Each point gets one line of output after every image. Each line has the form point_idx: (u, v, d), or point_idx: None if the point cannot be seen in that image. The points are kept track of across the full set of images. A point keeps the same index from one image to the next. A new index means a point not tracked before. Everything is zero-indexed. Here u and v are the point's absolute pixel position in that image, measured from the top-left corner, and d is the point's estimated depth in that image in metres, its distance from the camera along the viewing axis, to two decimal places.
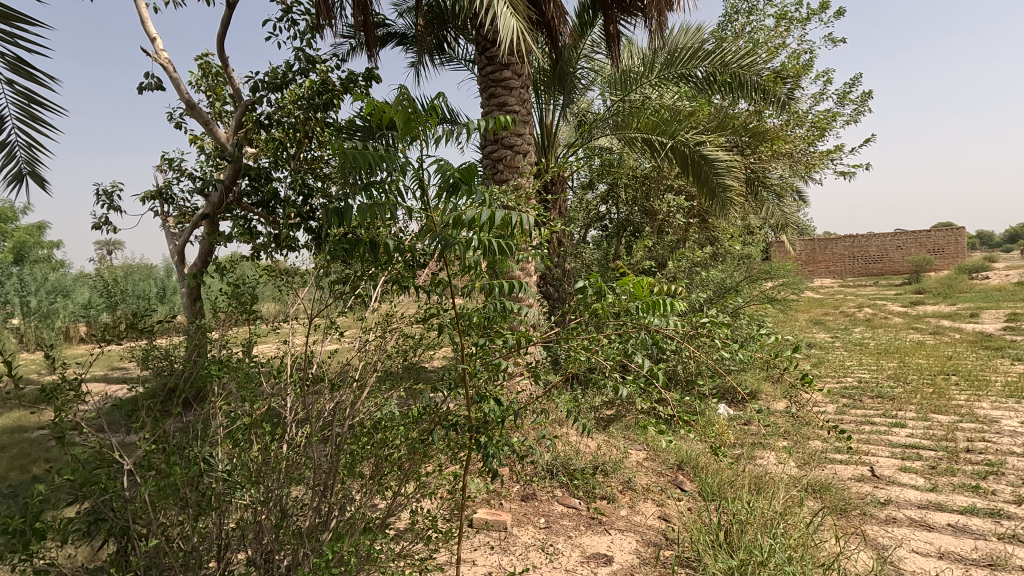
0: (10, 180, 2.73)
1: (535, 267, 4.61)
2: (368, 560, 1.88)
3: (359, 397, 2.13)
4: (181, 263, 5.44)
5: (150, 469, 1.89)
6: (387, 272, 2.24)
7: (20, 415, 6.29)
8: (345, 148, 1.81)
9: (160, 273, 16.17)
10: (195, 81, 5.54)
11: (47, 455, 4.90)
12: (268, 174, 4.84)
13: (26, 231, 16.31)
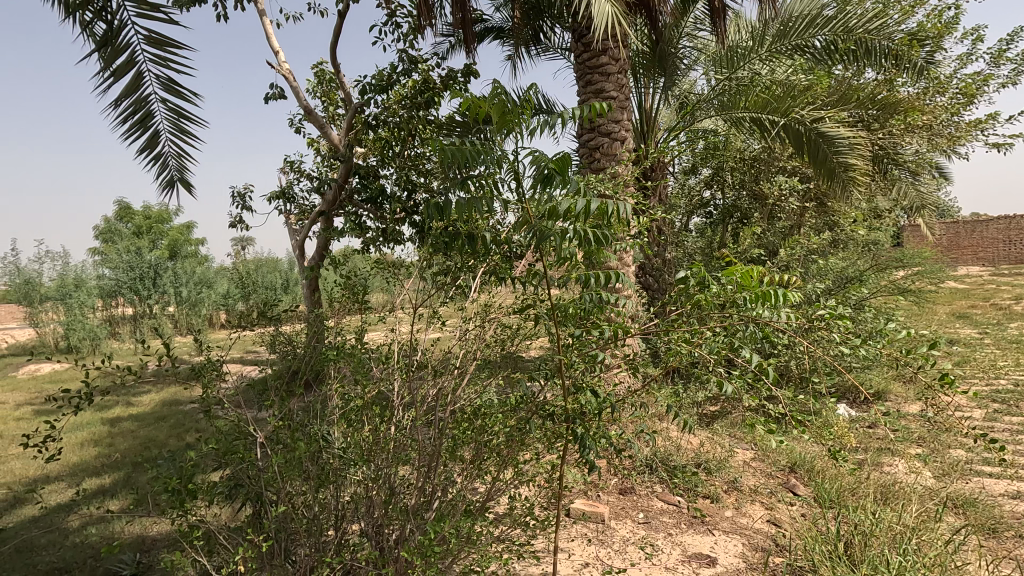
0: (164, 187, 3.14)
1: (633, 257, 4.50)
2: (467, 542, 1.93)
3: (460, 383, 2.20)
4: (301, 256, 5.95)
5: (278, 441, 2.10)
6: (485, 263, 2.28)
7: (174, 390, 7.25)
8: (443, 144, 1.87)
9: (285, 267, 17.83)
10: (312, 88, 6.01)
11: (197, 426, 5.63)
12: (376, 171, 5.12)
13: (177, 231, 18.68)
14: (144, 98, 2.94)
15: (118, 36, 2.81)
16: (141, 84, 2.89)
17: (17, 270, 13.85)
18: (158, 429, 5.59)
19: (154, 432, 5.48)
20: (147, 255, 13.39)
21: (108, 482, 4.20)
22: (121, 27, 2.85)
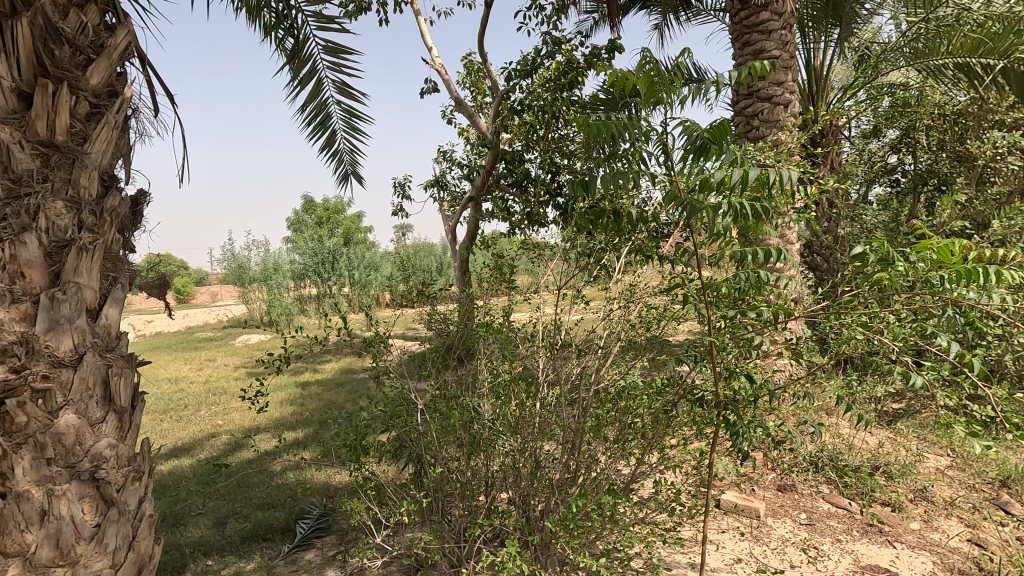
0: (341, 180, 3.58)
1: (797, 234, 4.07)
2: (611, 520, 1.93)
3: (604, 363, 2.19)
4: (453, 240, 6.35)
5: (435, 409, 2.29)
6: (630, 241, 2.22)
7: (350, 360, 8.25)
8: (588, 122, 1.86)
9: (439, 251, 19.18)
10: (462, 79, 6.32)
11: (369, 393, 6.35)
12: (521, 156, 5.21)
13: (349, 220, 21.05)
14: (323, 103, 3.35)
15: (303, 49, 3.22)
16: (321, 90, 3.30)
17: (233, 256, 16.72)
18: (338, 393, 6.42)
19: (335, 395, 6.30)
20: (327, 242, 15.30)
21: (301, 436, 4.95)
22: (305, 41, 3.25)
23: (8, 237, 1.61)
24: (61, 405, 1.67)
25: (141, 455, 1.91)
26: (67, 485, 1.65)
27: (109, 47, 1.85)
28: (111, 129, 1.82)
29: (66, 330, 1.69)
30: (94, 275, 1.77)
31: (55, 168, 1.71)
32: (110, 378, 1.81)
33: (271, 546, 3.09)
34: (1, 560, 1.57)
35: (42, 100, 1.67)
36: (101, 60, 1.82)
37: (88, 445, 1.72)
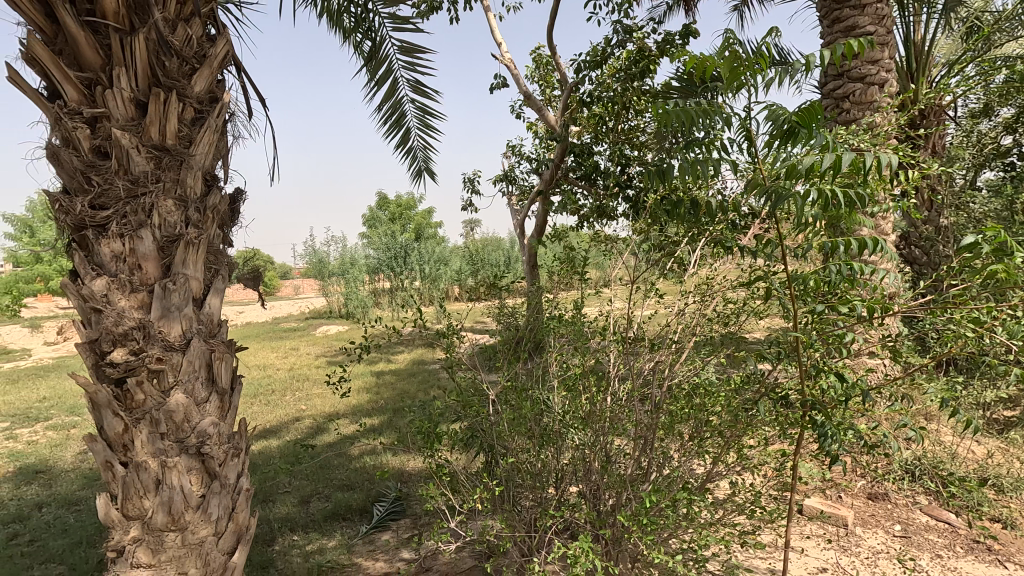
0: (414, 176, 3.70)
1: (892, 225, 3.77)
2: (685, 519, 1.89)
3: (678, 359, 2.13)
4: (521, 234, 6.39)
5: (506, 400, 2.31)
6: (707, 233, 2.13)
7: (422, 351, 8.52)
8: (664, 110, 1.81)
9: (507, 245, 19.36)
10: (530, 73, 6.32)
11: (439, 383, 6.53)
12: (590, 149, 5.16)
13: (420, 216, 21.66)
14: (398, 101, 3.47)
15: (380, 51, 3.35)
16: (396, 89, 3.42)
17: (313, 251, 17.66)
18: (410, 383, 6.65)
19: (407, 385, 6.54)
20: (399, 237, 15.84)
21: (377, 422, 5.17)
22: (382, 42, 3.37)
23: (129, 235, 1.79)
24: (173, 384, 1.84)
25: (240, 433, 2.06)
26: (178, 457, 1.83)
27: (210, 55, 1.97)
28: (212, 132, 1.97)
29: (175, 318, 1.85)
30: (198, 267, 1.92)
31: (165, 169, 1.86)
32: (213, 361, 1.96)
33: (351, 526, 3.26)
34: (126, 521, 1.80)
35: (155, 108, 1.81)
36: (203, 67, 1.95)
37: (195, 423, 1.87)
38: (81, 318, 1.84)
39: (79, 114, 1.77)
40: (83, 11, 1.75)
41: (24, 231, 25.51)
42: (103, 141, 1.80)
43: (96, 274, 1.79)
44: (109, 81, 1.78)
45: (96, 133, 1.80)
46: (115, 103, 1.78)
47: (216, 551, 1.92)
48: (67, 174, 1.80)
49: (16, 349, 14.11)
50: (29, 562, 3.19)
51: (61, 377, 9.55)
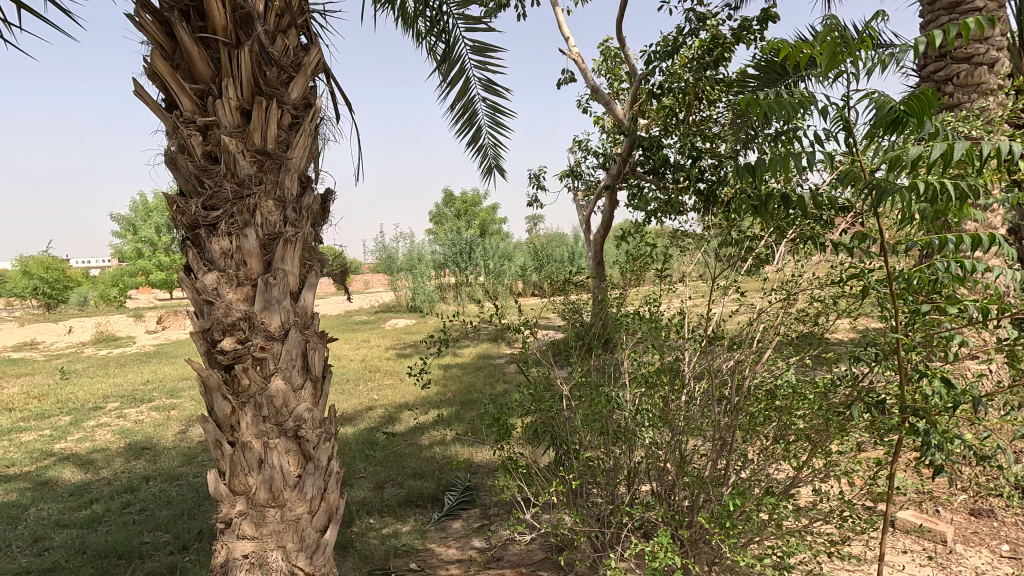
0: (484, 174, 3.76)
1: (1000, 219, 3.44)
2: (769, 524, 1.82)
3: (761, 358, 2.06)
4: (587, 230, 6.34)
5: (580, 395, 2.31)
6: (793, 228, 2.04)
7: (487, 346, 8.66)
8: (752, 100, 1.75)
9: (570, 241, 19.26)
10: (598, 67, 6.25)
11: (505, 377, 6.62)
12: (660, 142, 5.04)
13: (484, 212, 21.93)
14: (470, 100, 3.54)
15: (453, 51, 3.43)
16: (468, 88, 3.49)
17: (383, 247, 18.33)
18: (477, 376, 6.78)
19: (474, 378, 6.67)
20: (464, 234, 16.15)
21: (445, 414, 5.32)
22: (455, 43, 3.45)
23: (235, 233, 1.95)
24: (273, 371, 1.98)
25: (330, 419, 2.19)
26: (277, 439, 1.97)
27: (304, 63, 2.10)
28: (307, 136, 2.10)
29: (275, 310, 1.98)
30: (295, 263, 2.06)
31: (267, 172, 2.00)
32: (308, 351, 2.09)
33: (423, 513, 3.38)
34: (233, 496, 1.96)
35: (259, 115, 1.95)
36: (298, 75, 2.08)
37: (292, 408, 2.01)
38: (193, 309, 2.01)
39: (193, 122, 1.93)
40: (196, 27, 1.92)
41: (128, 229, 28.04)
42: (213, 147, 1.95)
43: (208, 270, 1.95)
44: (219, 91, 1.93)
45: (207, 139, 1.96)
46: (224, 111, 1.93)
47: (310, 528, 2.05)
48: (182, 178, 1.97)
49: (123, 337, 15.58)
50: (140, 528, 3.53)
51: (161, 363, 10.45)
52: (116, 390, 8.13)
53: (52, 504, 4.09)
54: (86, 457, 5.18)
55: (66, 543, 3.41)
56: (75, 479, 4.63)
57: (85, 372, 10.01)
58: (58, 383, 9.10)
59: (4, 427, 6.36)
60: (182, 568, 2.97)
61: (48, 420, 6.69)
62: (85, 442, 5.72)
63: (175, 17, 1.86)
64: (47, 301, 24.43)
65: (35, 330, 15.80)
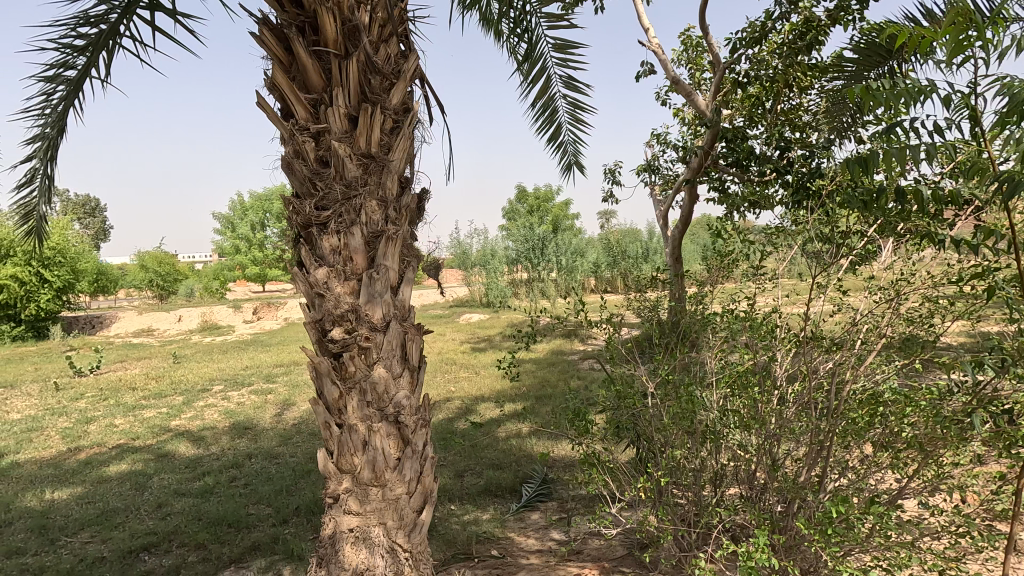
0: (564, 170, 3.79)
1: None
2: (872, 534, 1.74)
3: (863, 361, 1.95)
4: (665, 225, 6.19)
5: (667, 393, 2.25)
6: (903, 223, 1.91)
7: (560, 342, 8.68)
8: (864, 90, 1.64)
9: (645, 237, 18.84)
10: (678, 57, 6.07)
11: (579, 374, 6.62)
12: (745, 133, 4.83)
13: (557, 208, 21.89)
14: (551, 97, 3.57)
15: (535, 50, 3.47)
16: (550, 86, 3.53)
17: (457, 243, 18.76)
18: (551, 372, 6.82)
19: (548, 374, 6.72)
20: (537, 230, 16.24)
21: (521, 407, 5.40)
22: (537, 41, 3.49)
23: (343, 232, 2.10)
24: (375, 360, 2.12)
25: (425, 406, 2.31)
26: (380, 423, 2.11)
27: (403, 71, 2.23)
28: (406, 139, 2.22)
29: (378, 303, 2.12)
30: (395, 259, 2.19)
31: (371, 174, 2.14)
32: (406, 342, 2.22)
33: (502, 503, 3.47)
34: (339, 474, 2.11)
35: (364, 120, 2.09)
36: (398, 82, 2.21)
37: (393, 395, 2.14)
38: (305, 302, 2.18)
39: (307, 129, 2.09)
40: (310, 42, 2.08)
41: (228, 227, 30.43)
42: (324, 152, 2.11)
43: (318, 265, 2.11)
44: (330, 100, 2.09)
45: (319, 145, 2.11)
46: (334, 118, 2.08)
47: (408, 508, 2.18)
48: (297, 180, 2.14)
49: (224, 326, 16.96)
50: (246, 501, 3.87)
51: (257, 351, 11.31)
52: (220, 374, 8.90)
53: (171, 475, 4.55)
54: (197, 434, 5.72)
55: (185, 510, 3.80)
56: (189, 454, 5.13)
57: (194, 357, 11.01)
58: (172, 366, 10.07)
59: (129, 404, 7.14)
60: (284, 540, 3.23)
61: (164, 400, 7.45)
62: (196, 420, 6.32)
63: (293, 33, 2.03)
64: (160, 292, 27.03)
65: (151, 318, 17.57)
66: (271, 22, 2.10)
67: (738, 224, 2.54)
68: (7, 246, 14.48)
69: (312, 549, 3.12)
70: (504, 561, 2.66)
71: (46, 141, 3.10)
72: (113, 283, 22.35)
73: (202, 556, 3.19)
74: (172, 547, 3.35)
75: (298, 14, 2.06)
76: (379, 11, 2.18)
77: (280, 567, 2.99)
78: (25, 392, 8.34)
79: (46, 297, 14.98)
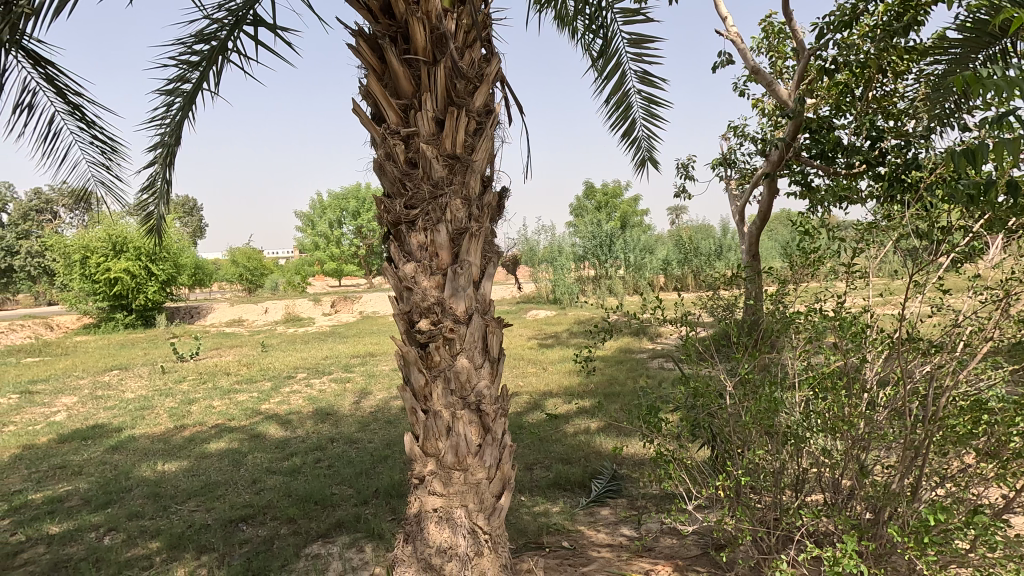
0: (637, 166, 3.76)
1: None
2: (973, 547, 1.64)
3: (965, 365, 1.84)
4: (742, 221, 5.97)
5: (747, 393, 2.18)
6: (1015, 218, 1.77)
7: (629, 340, 8.57)
8: (971, 78, 1.52)
9: (718, 233, 18.17)
10: (758, 45, 5.82)
11: (648, 372, 6.52)
12: (831, 123, 4.57)
13: (625, 205, 21.56)
14: (625, 93, 3.56)
15: (610, 45, 3.47)
16: (624, 82, 3.52)
17: (525, 240, 18.91)
18: (619, 370, 6.77)
19: (616, 371, 6.67)
20: (605, 226, 16.08)
21: (589, 404, 5.41)
22: (612, 37, 3.48)
23: (430, 229, 2.21)
24: (459, 351, 2.22)
25: (504, 396, 2.40)
26: (462, 410, 2.22)
27: (486, 74, 2.32)
28: (488, 140, 2.31)
29: (461, 296, 2.22)
30: (478, 254, 2.28)
31: (456, 174, 2.24)
32: (487, 334, 2.32)
33: (571, 497, 3.50)
34: (425, 457, 2.24)
35: (450, 123, 2.19)
36: (481, 85, 2.30)
37: (475, 384, 2.24)
38: (394, 295, 2.32)
39: (398, 133, 2.22)
40: (402, 50, 2.21)
41: (309, 224, 32.21)
42: (414, 154, 2.23)
43: (407, 261, 2.24)
44: (419, 104, 2.20)
45: (408, 147, 2.24)
46: (423, 122, 2.19)
47: (488, 492, 2.27)
48: (388, 181, 2.27)
49: (305, 318, 18.02)
50: (330, 481, 4.14)
51: (336, 342, 11.96)
52: (303, 363, 9.49)
53: (263, 454, 4.93)
54: (284, 417, 6.15)
55: (277, 486, 4.12)
56: (278, 435, 5.53)
57: (279, 346, 11.80)
58: (260, 354, 10.84)
59: (225, 388, 7.76)
60: (365, 519, 3.44)
61: (255, 385, 8.05)
62: (283, 405, 6.78)
63: (386, 43, 2.16)
64: (249, 286, 29.07)
65: (242, 310, 18.95)
66: (366, 34, 2.25)
67: (824, 219, 2.42)
68: (121, 243, 16.09)
69: (391, 529, 3.29)
70: (575, 553, 2.71)
71: (164, 148, 3.44)
72: (209, 277, 24.28)
73: (293, 529, 3.45)
74: (266, 519, 3.65)
75: (391, 25, 2.20)
76: (464, 18, 2.28)
77: (363, 544, 3.19)
78: (137, 374, 9.26)
79: (153, 289, 16.51)
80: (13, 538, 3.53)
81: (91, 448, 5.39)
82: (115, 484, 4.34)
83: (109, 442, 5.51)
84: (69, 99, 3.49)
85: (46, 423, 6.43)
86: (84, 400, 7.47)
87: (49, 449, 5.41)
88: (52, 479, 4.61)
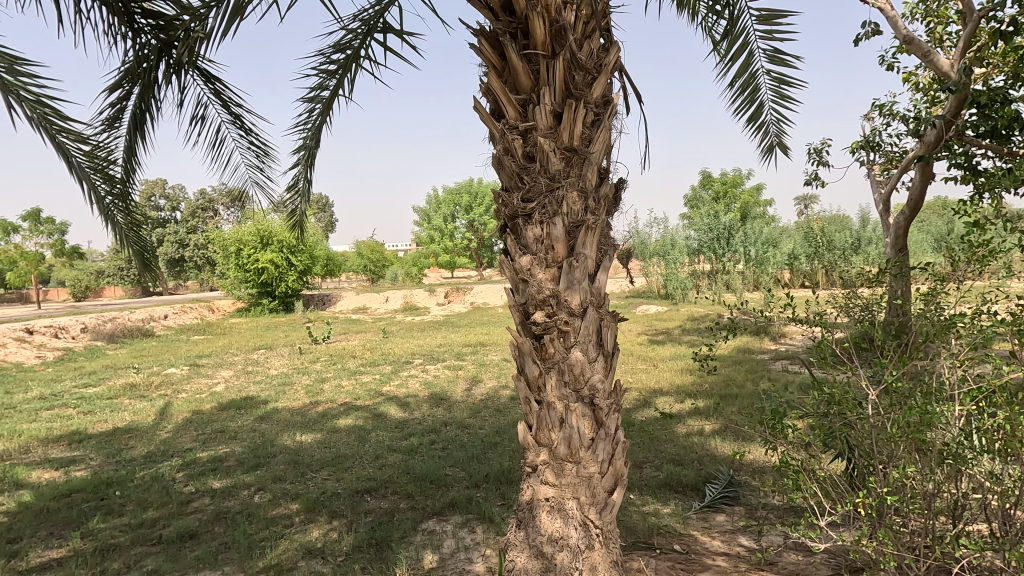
0: (765, 152, 3.49)
1: None
2: None
3: None
4: (887, 211, 5.33)
5: (894, 404, 1.95)
6: None
7: (749, 339, 8.04)
8: None
9: (855, 225, 16.39)
10: (913, 12, 5.14)
11: (770, 374, 6.08)
12: (1007, 94, 3.90)
13: (746, 194, 20.16)
14: (752, 74, 3.32)
15: (736, 25, 3.25)
16: (752, 62, 3.29)
17: (636, 233, 18.42)
18: (737, 370, 6.39)
19: (733, 372, 6.30)
20: (723, 217, 15.18)
21: (703, 405, 5.16)
22: (738, 16, 3.26)
23: (546, 221, 2.23)
24: (573, 343, 2.23)
25: (617, 390, 2.37)
26: (576, 403, 2.22)
27: (605, 64, 2.29)
28: (606, 131, 2.28)
29: (576, 289, 2.22)
30: (593, 247, 2.27)
31: (573, 167, 2.24)
32: (601, 327, 2.30)
33: (684, 499, 3.38)
34: (538, 446, 2.28)
35: (568, 115, 2.20)
36: (600, 75, 2.28)
37: (589, 378, 2.23)
38: (510, 286, 2.37)
39: (516, 128, 2.26)
40: (521, 46, 2.24)
41: (426, 219, 33.98)
42: (531, 148, 2.26)
43: (523, 253, 2.28)
44: (538, 98, 2.23)
45: (526, 141, 2.27)
46: (541, 116, 2.22)
47: (600, 487, 2.26)
48: (506, 175, 2.33)
49: (422, 307, 19.08)
50: (444, 462, 4.37)
51: (449, 331, 12.54)
52: (420, 350, 10.07)
53: (385, 432, 5.32)
54: (403, 400, 6.57)
55: (396, 463, 4.42)
56: (397, 416, 5.93)
57: (399, 333, 12.61)
58: (382, 340, 11.69)
59: (352, 370, 8.48)
60: (477, 502, 3.58)
61: (377, 368, 8.70)
62: (402, 388, 7.25)
63: (507, 40, 2.21)
64: (372, 276, 31.35)
65: (366, 298, 20.50)
66: (487, 32, 2.31)
67: (998, 207, 2.08)
68: (267, 236, 18.12)
69: (501, 514, 3.40)
70: (688, 557, 2.62)
71: (306, 151, 3.82)
72: (338, 268, 26.55)
73: (411, 504, 3.68)
74: (387, 493, 3.94)
75: (511, 21, 2.23)
76: (583, 8, 2.26)
77: (474, 525, 3.33)
78: (280, 354, 10.39)
79: (292, 278, 18.38)
80: (186, 489, 4.13)
81: (244, 416, 6.16)
82: (263, 449, 4.92)
83: (257, 413, 6.26)
84: (232, 110, 3.98)
85: (210, 393, 7.46)
86: (238, 374, 8.54)
87: (212, 415, 6.27)
88: (214, 441, 5.33)
